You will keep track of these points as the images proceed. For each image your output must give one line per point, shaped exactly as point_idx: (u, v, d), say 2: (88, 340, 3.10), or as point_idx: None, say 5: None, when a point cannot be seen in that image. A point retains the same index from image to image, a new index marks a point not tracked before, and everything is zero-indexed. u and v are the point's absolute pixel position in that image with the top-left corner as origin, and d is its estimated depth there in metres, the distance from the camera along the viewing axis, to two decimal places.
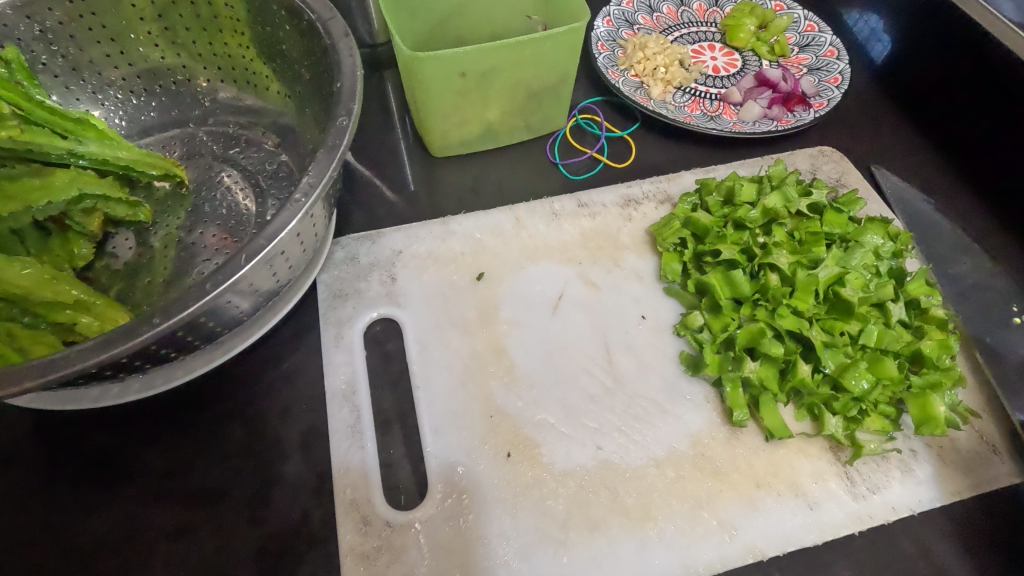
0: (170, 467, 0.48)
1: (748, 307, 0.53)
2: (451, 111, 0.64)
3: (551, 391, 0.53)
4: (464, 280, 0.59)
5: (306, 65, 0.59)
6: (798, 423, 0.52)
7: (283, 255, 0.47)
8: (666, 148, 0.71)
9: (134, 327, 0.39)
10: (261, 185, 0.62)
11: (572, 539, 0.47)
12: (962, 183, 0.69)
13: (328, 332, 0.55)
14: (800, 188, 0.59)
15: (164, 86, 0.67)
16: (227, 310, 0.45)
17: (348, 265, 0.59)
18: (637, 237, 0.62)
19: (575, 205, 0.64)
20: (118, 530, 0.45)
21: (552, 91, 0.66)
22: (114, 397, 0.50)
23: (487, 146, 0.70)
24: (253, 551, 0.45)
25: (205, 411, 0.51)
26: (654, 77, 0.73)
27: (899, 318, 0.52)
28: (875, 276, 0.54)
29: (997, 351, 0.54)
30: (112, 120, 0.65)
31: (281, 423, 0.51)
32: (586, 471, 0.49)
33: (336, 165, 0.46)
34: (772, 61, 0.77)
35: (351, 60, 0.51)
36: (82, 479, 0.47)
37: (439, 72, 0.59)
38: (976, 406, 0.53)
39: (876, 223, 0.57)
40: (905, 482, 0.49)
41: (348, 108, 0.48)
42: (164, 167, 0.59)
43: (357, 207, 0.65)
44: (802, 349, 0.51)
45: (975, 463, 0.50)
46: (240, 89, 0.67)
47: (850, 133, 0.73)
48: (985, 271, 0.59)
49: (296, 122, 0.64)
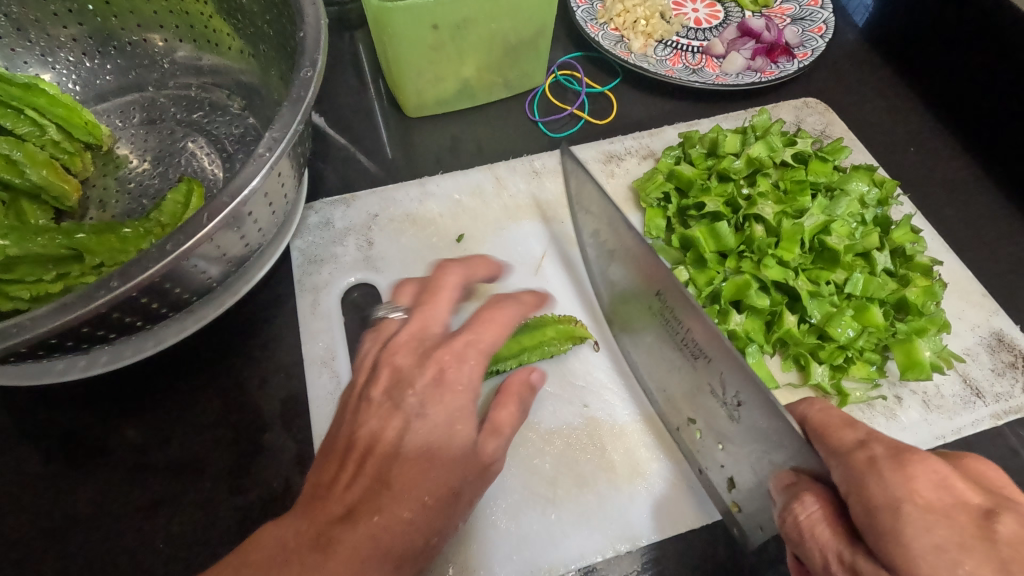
0: (147, 441, 0.47)
1: (733, 260, 0.52)
2: (425, 66, 0.61)
3: (560, 365, 0.51)
4: (443, 242, 0.58)
5: (267, 19, 0.55)
6: (784, 374, 0.50)
7: (250, 215, 0.44)
8: (648, 103, 0.69)
9: (90, 292, 0.37)
10: (228, 150, 0.59)
11: (560, 496, 0.46)
12: (946, 131, 0.68)
13: (304, 299, 0.54)
14: (784, 137, 0.58)
15: (119, 47, 0.63)
16: (193, 274, 0.43)
17: (322, 230, 0.57)
18: (620, 194, 0.61)
19: (556, 162, 0.63)
20: (93, 506, 0.44)
21: (529, 44, 0.63)
22: (81, 370, 0.46)
23: (465, 104, 0.67)
24: (233, 521, 0.44)
25: (180, 383, 0.49)
26: (635, 30, 0.70)
27: (885, 267, 0.52)
28: (860, 224, 0.53)
29: (711, 489, 0.46)
30: (65, 85, 0.62)
31: (259, 392, 0.49)
32: (573, 429, 0.49)
33: (301, 119, 0.43)
34: (756, 12, 0.74)
35: (314, 9, 0.48)
36: (52, 457, 0.46)
37: (410, 24, 0.56)
38: (960, 351, 0.53)
39: (862, 171, 0.56)
40: (890, 428, 0.49)
41: (313, 58, 0.45)
42: (194, 201, 0.53)
43: (331, 172, 0.62)
44: (788, 299, 0.50)
45: (958, 407, 0.50)
46: (200, 48, 0.64)
47: (834, 85, 0.72)
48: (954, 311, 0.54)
49: (261, 81, 0.61)
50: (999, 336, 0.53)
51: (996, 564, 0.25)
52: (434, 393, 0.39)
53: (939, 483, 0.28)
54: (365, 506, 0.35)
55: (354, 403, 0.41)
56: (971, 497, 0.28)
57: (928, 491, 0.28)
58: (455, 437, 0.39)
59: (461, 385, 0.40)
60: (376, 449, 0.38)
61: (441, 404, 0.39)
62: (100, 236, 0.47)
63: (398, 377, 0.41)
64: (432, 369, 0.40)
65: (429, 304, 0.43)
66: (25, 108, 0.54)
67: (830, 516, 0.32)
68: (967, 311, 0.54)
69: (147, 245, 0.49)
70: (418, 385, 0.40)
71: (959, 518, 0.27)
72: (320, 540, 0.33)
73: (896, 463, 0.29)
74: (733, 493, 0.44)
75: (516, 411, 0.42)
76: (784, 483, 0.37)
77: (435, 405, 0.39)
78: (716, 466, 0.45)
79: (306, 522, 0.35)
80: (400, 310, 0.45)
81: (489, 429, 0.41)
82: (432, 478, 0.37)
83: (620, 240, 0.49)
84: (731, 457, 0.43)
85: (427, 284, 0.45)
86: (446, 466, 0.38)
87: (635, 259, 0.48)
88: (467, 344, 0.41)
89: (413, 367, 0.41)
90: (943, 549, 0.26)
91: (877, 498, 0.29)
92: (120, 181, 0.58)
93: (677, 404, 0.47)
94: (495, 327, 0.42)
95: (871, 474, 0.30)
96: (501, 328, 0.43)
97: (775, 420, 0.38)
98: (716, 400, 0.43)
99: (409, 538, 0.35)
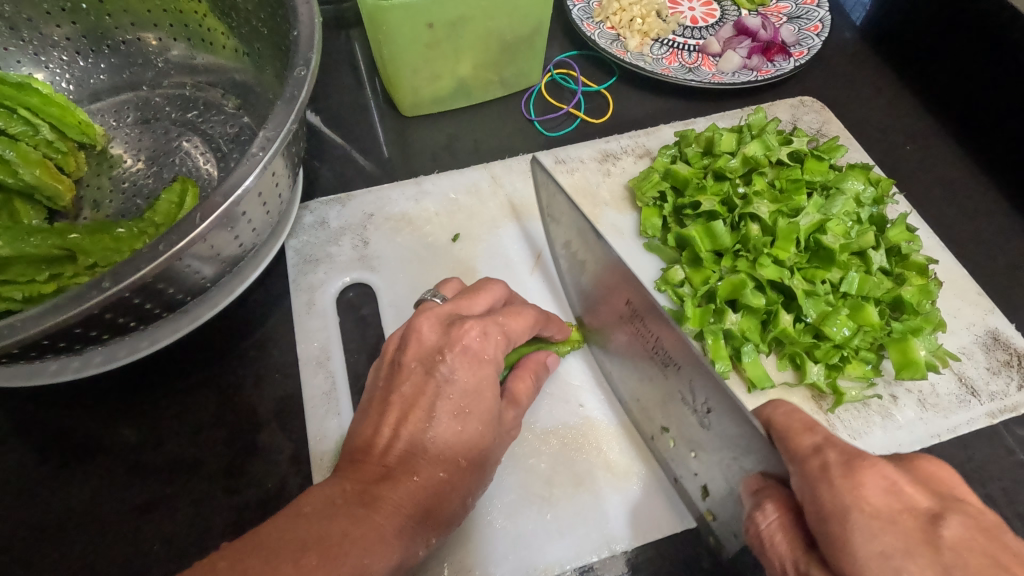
0: (141, 442, 0.47)
1: (729, 260, 0.52)
2: (421, 65, 0.61)
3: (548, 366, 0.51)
4: (439, 241, 0.58)
5: (261, 18, 0.55)
6: (780, 374, 0.51)
7: (244, 215, 0.44)
8: (644, 101, 0.69)
9: (82, 292, 0.37)
10: (223, 149, 0.59)
11: (556, 495, 0.46)
12: (942, 130, 0.68)
13: (299, 298, 0.54)
14: (780, 136, 0.58)
15: (113, 46, 0.63)
16: (187, 274, 0.43)
17: (318, 230, 0.57)
18: (616, 193, 0.61)
19: (552, 161, 0.63)
20: (87, 507, 0.44)
21: (524, 43, 0.63)
22: (75, 371, 0.46)
23: (461, 103, 0.67)
24: (227, 521, 0.44)
25: (174, 383, 0.49)
26: (631, 29, 0.70)
27: (880, 266, 0.52)
28: (856, 222, 0.53)
29: (686, 496, 0.44)
30: (59, 84, 0.62)
31: (254, 392, 0.49)
32: (569, 428, 0.49)
33: (295, 118, 0.43)
34: (752, 10, 0.74)
35: (308, 8, 0.48)
36: (46, 457, 0.46)
37: (405, 23, 0.56)
38: (956, 350, 0.53)
39: (858, 170, 0.56)
40: (886, 426, 0.49)
41: (307, 57, 0.45)
42: (188, 201, 0.53)
43: (326, 171, 0.62)
44: (784, 299, 0.50)
45: (954, 405, 0.50)
46: (194, 47, 0.63)
47: (830, 83, 0.71)
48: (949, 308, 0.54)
49: (256, 80, 0.61)
50: (994, 335, 0.53)
51: (938, 567, 0.26)
52: (463, 361, 0.39)
53: (888, 488, 0.29)
54: (404, 466, 0.36)
55: (386, 369, 0.40)
56: (919, 500, 0.28)
57: (876, 497, 0.28)
58: (483, 407, 0.39)
59: (487, 356, 0.39)
60: (411, 413, 0.38)
61: (469, 370, 0.39)
62: (94, 237, 0.47)
63: (426, 352, 0.39)
64: (462, 338, 0.39)
65: (469, 299, 0.42)
66: (17, 107, 0.53)
67: (786, 524, 0.32)
68: (963, 309, 0.54)
69: (141, 245, 0.49)
70: (447, 353, 0.39)
71: (905, 523, 0.27)
72: (365, 496, 0.34)
73: (847, 471, 0.29)
74: (707, 502, 0.42)
75: (533, 384, 0.44)
76: (751, 488, 0.36)
77: (465, 372, 0.39)
78: (689, 474, 0.43)
79: (348, 481, 0.35)
80: (442, 298, 0.44)
81: (510, 398, 0.42)
82: (464, 441, 0.38)
83: (590, 251, 0.48)
84: (703, 466, 0.41)
85: (470, 286, 0.44)
86: (476, 431, 0.38)
87: (603, 266, 0.47)
88: (495, 321, 0.40)
89: (441, 341, 0.39)
90: (888, 556, 0.27)
91: (827, 506, 0.29)
92: (115, 180, 0.57)
93: (650, 413, 0.46)
94: (524, 317, 0.42)
95: (823, 482, 0.29)
96: (528, 319, 0.43)
97: (742, 424, 0.36)
98: (688, 407, 0.41)
99: (442, 496, 0.37)
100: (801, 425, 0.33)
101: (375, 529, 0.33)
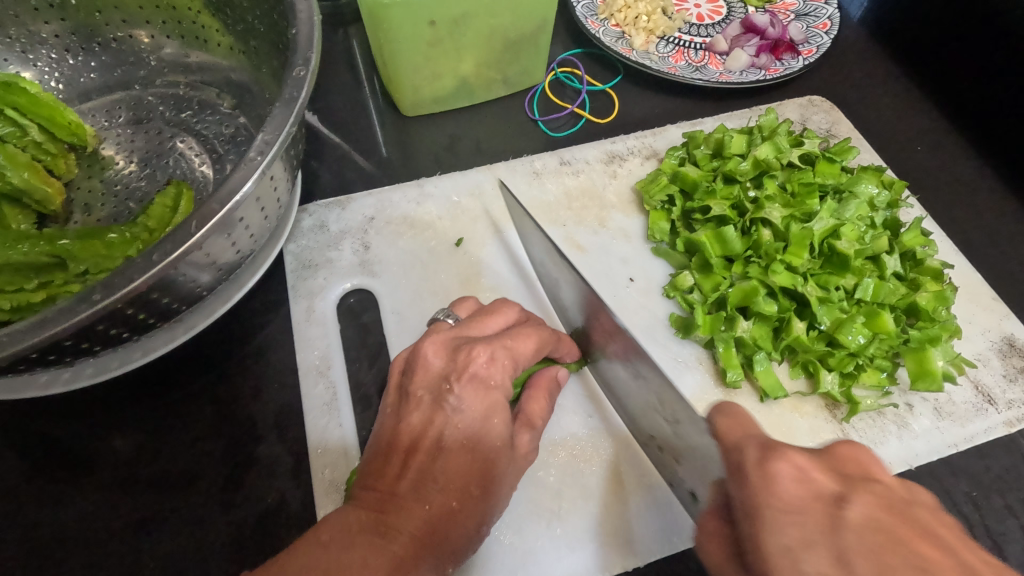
0: (136, 455, 0.45)
1: (740, 266, 0.50)
2: (422, 63, 0.59)
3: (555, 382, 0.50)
4: (442, 247, 0.56)
5: (258, 15, 0.53)
6: (794, 382, 0.50)
7: (241, 221, 0.42)
8: (651, 100, 0.67)
9: (71, 305, 0.35)
10: (219, 151, 0.57)
11: (565, 509, 0.45)
12: (953, 130, 0.67)
13: (298, 306, 0.52)
14: (791, 138, 0.56)
15: (103, 43, 0.61)
16: (182, 283, 0.41)
17: (316, 233, 0.56)
18: (623, 196, 0.59)
19: (557, 163, 0.61)
20: (80, 524, 0.42)
21: (528, 41, 0.61)
22: (65, 383, 0.44)
23: (463, 103, 0.66)
24: (225, 538, 0.42)
25: (170, 394, 0.47)
26: (636, 26, 0.68)
27: (894, 271, 0.50)
28: (869, 227, 0.52)
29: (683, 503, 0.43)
30: (48, 83, 0.60)
31: (252, 403, 0.48)
32: (577, 439, 0.47)
33: (294, 120, 0.41)
34: (759, 7, 0.73)
35: (307, 5, 0.46)
36: (37, 472, 0.44)
37: (406, 20, 0.54)
38: (972, 356, 0.52)
39: (871, 172, 0.55)
40: (902, 436, 0.48)
41: (306, 57, 0.43)
42: (182, 205, 0.51)
43: (325, 173, 0.61)
44: (796, 306, 0.49)
45: (971, 414, 0.49)
46: (187, 44, 0.62)
47: (839, 82, 0.70)
48: (964, 313, 0.53)
49: (252, 80, 0.59)
50: (1010, 341, 0.52)
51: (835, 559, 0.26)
52: (471, 388, 0.37)
53: (799, 477, 0.29)
54: (416, 494, 0.35)
55: (395, 395, 0.39)
56: (827, 486, 0.28)
57: (788, 489, 0.28)
58: (494, 433, 0.37)
59: (496, 381, 0.38)
60: (421, 440, 0.37)
61: (478, 397, 0.37)
62: (84, 242, 0.45)
63: (433, 378, 0.38)
64: (469, 365, 0.38)
65: (480, 321, 0.41)
66: (4, 107, 0.51)
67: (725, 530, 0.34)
68: (978, 314, 0.53)
69: (134, 250, 0.47)
70: (454, 381, 0.37)
71: (811, 510, 0.27)
72: (378, 525, 0.33)
73: (761, 465, 0.30)
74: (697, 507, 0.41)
75: (546, 402, 0.42)
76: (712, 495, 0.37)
77: (473, 397, 0.37)
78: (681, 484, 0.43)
79: (360, 509, 0.34)
80: (455, 319, 0.42)
81: (523, 420, 0.41)
82: (475, 468, 0.36)
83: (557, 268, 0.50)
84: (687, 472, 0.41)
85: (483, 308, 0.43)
86: (486, 457, 0.37)
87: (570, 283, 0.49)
88: (503, 345, 0.39)
89: (448, 366, 0.38)
90: (791, 549, 0.27)
91: (746, 502, 0.30)
92: (108, 182, 0.56)
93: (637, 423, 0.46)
94: (533, 341, 0.41)
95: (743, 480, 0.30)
96: (539, 342, 0.41)
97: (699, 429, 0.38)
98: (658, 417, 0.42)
99: (457, 526, 0.35)
100: (737, 426, 0.34)
101: (388, 562, 0.32)
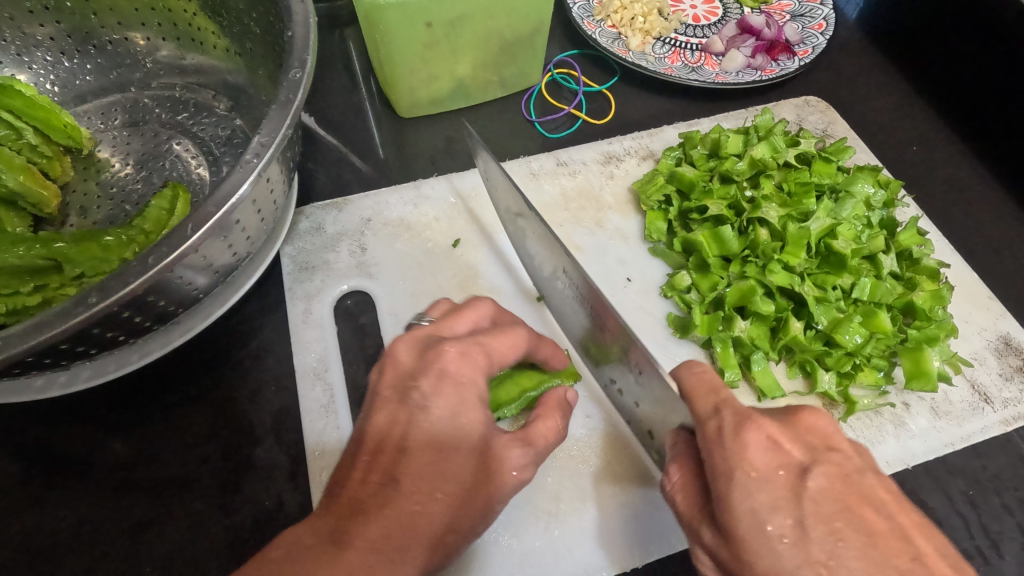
0: (133, 458, 0.45)
1: (737, 265, 0.50)
2: (419, 64, 0.59)
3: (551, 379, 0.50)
4: (439, 248, 0.56)
5: (254, 18, 0.53)
6: (791, 382, 0.50)
7: (238, 223, 0.42)
8: (647, 101, 0.67)
9: (67, 309, 0.35)
10: (215, 153, 0.57)
11: (563, 512, 0.45)
12: (948, 130, 0.67)
13: (295, 308, 0.52)
14: (787, 138, 0.56)
15: (99, 45, 0.61)
16: (179, 286, 0.41)
17: (313, 235, 0.55)
18: (620, 197, 0.59)
19: (554, 164, 0.61)
20: (77, 528, 0.42)
21: (525, 42, 0.61)
22: (61, 386, 0.44)
23: (459, 104, 0.66)
24: (223, 541, 0.42)
25: (167, 396, 0.47)
26: (632, 28, 0.68)
27: (891, 270, 0.51)
28: (866, 227, 0.52)
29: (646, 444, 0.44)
30: (44, 86, 0.60)
31: (250, 406, 0.47)
32: (575, 441, 0.47)
33: (290, 122, 0.41)
34: (755, 8, 0.73)
35: (302, 7, 0.46)
36: (34, 476, 0.44)
37: (402, 22, 0.54)
38: (968, 356, 0.52)
39: (867, 171, 0.55)
40: (899, 435, 0.48)
41: (302, 59, 0.43)
42: (179, 208, 0.51)
43: (322, 174, 0.60)
44: (794, 305, 0.49)
45: (967, 413, 0.49)
46: (183, 46, 0.62)
47: (835, 83, 0.70)
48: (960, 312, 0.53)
49: (249, 82, 0.59)
50: (1006, 340, 0.52)
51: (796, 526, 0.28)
52: (437, 386, 0.37)
53: (769, 446, 0.30)
54: (377, 499, 0.33)
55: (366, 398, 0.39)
56: (796, 456, 0.30)
57: (760, 459, 0.30)
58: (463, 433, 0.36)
59: (465, 378, 0.37)
60: (387, 442, 0.35)
61: (446, 395, 0.36)
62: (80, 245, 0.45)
63: (401, 377, 0.38)
64: (437, 361, 0.37)
65: (452, 320, 0.41)
66: None
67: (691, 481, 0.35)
68: (974, 314, 0.54)
69: (130, 253, 0.46)
70: (419, 378, 0.37)
71: (778, 480, 0.29)
72: (336, 532, 0.31)
73: (737, 432, 0.31)
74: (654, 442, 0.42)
75: (544, 412, 0.41)
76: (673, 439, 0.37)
77: (439, 395, 0.36)
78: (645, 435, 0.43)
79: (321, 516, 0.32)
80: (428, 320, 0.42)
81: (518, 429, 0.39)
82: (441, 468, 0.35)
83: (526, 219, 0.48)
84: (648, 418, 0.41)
85: (456, 307, 0.43)
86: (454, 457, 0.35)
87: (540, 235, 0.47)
88: (474, 342, 0.39)
89: (416, 364, 0.38)
90: (757, 512, 0.29)
91: (717, 466, 0.30)
92: (103, 185, 0.56)
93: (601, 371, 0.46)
94: (504, 336, 0.40)
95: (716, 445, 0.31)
96: (516, 339, 0.41)
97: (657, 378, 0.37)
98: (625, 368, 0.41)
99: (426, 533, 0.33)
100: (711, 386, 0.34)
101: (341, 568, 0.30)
